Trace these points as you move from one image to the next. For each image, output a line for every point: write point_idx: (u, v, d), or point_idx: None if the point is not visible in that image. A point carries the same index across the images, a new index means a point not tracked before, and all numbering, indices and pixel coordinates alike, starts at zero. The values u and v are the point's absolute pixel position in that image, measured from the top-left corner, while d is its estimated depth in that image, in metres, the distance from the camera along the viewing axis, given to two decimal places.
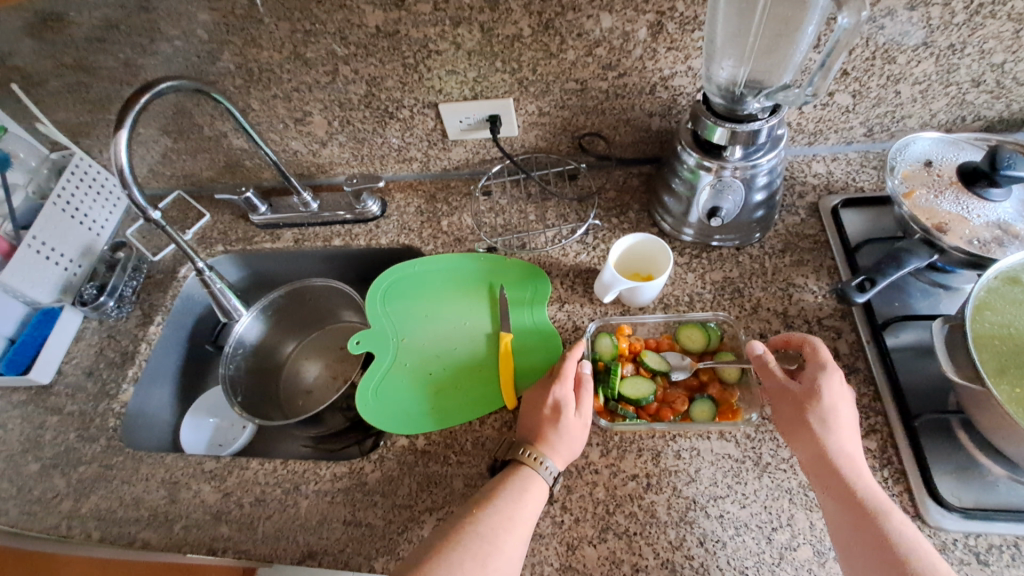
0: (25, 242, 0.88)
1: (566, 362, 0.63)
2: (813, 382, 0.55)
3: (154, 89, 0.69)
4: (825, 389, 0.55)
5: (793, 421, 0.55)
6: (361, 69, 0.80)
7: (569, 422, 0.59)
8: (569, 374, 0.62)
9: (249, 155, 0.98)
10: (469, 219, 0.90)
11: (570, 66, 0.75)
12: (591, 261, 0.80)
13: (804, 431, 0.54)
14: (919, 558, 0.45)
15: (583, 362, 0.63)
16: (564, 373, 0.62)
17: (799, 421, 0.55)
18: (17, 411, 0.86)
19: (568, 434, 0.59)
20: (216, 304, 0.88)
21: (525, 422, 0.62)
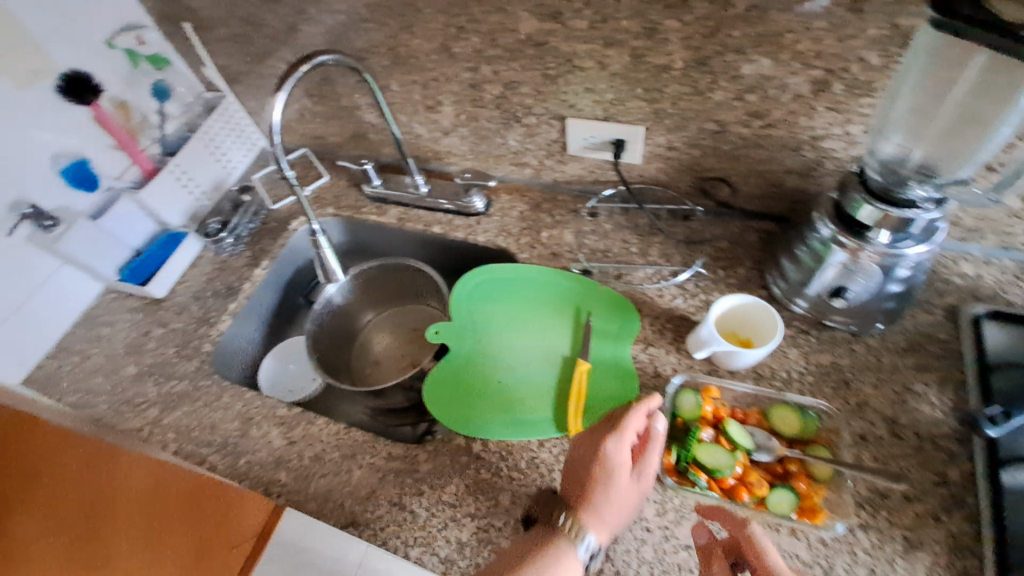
0: (169, 168, 0.97)
1: (625, 418, 0.57)
2: None
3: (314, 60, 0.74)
4: None
5: None
6: (502, 71, 0.81)
7: (618, 486, 0.56)
8: (625, 434, 0.56)
9: (375, 130, 1.03)
10: (570, 236, 0.89)
11: (714, 107, 0.73)
12: (686, 308, 0.77)
13: None
14: None
15: (653, 423, 0.58)
16: (620, 432, 0.56)
17: None
18: (128, 315, 0.95)
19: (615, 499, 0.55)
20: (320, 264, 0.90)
21: (575, 479, 0.58)
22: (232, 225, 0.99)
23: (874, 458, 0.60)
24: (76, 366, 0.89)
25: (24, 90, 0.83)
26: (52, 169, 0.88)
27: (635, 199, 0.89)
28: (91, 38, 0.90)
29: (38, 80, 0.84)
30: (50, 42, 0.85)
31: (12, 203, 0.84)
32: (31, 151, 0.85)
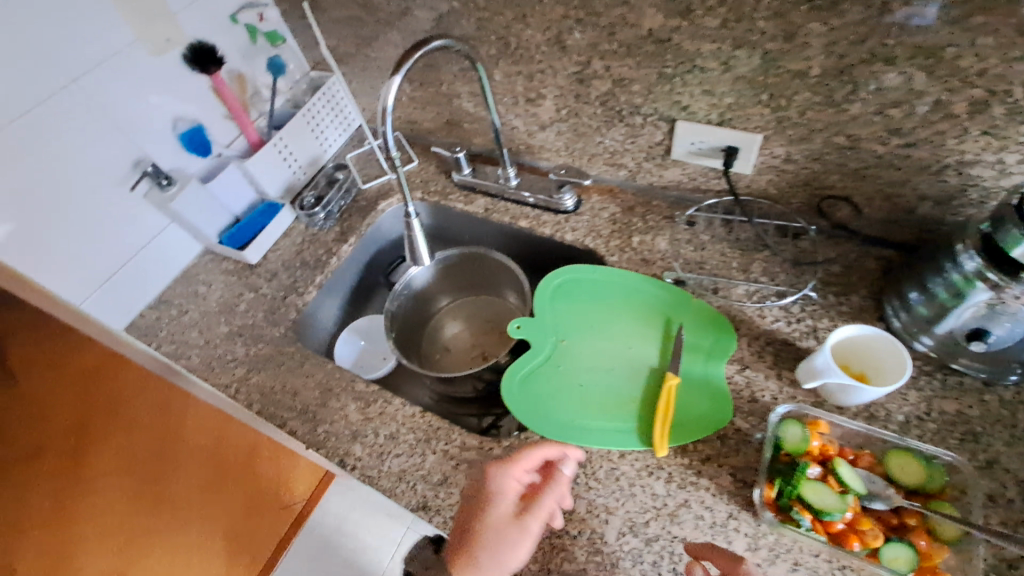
0: (273, 141, 1.01)
1: (506, 458, 0.64)
2: None
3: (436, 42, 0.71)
4: None
5: None
6: (614, 67, 0.78)
7: (498, 526, 0.60)
8: (511, 467, 0.63)
9: (471, 119, 1.03)
10: (663, 243, 0.86)
11: (848, 120, 0.67)
12: (790, 333, 0.73)
13: None
14: None
15: (561, 469, 0.63)
16: (505, 465, 0.63)
17: None
18: (222, 276, 0.99)
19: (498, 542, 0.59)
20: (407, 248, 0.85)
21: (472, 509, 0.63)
22: (325, 201, 1.01)
23: (1003, 523, 0.54)
24: (174, 319, 0.94)
25: (156, 57, 0.87)
26: (172, 133, 0.92)
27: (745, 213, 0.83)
28: (219, 12, 0.94)
29: (170, 49, 0.88)
30: (185, 14, 0.89)
31: (134, 161, 0.89)
32: (155, 114, 0.90)
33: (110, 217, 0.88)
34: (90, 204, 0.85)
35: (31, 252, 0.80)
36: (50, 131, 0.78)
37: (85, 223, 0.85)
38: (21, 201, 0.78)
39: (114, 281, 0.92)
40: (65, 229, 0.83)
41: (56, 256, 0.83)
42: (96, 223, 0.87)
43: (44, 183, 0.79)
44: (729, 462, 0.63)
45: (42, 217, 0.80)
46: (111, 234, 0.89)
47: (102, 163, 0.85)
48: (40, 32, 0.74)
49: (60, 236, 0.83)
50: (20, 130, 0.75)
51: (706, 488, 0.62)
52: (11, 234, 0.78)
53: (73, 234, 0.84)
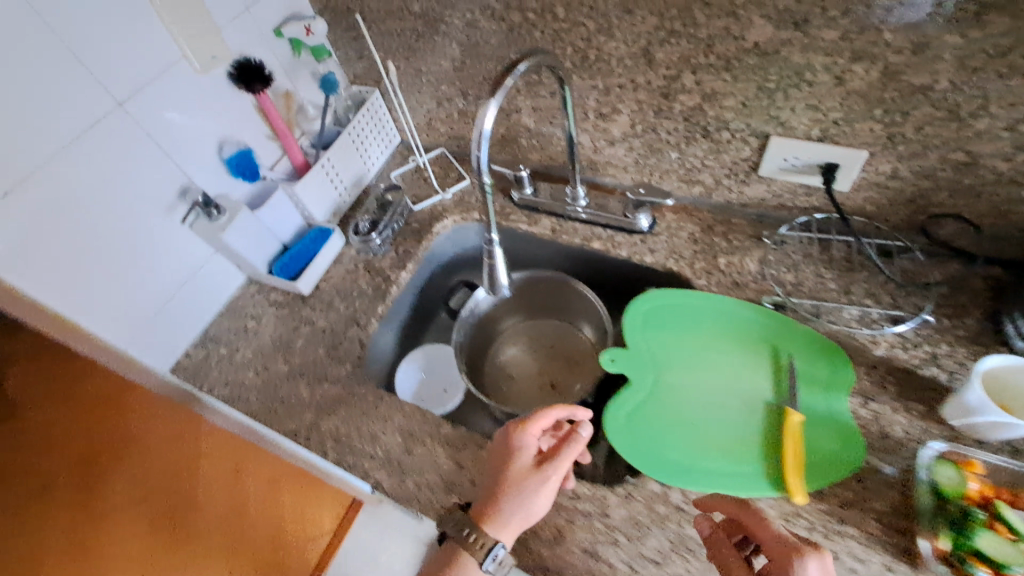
0: (321, 162, 0.94)
1: (523, 420, 0.64)
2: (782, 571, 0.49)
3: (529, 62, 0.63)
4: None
5: None
6: (705, 81, 0.73)
7: (520, 479, 0.61)
8: (529, 428, 0.63)
9: (529, 134, 0.97)
10: (752, 264, 0.82)
11: (971, 136, 0.64)
12: (909, 360, 0.70)
13: None
14: None
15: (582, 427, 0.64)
16: (524, 426, 0.64)
17: None
18: (273, 310, 0.93)
19: (521, 491, 0.60)
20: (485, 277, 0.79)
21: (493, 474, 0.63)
22: (382, 227, 0.95)
23: None
24: (226, 358, 0.88)
25: (202, 76, 0.80)
26: (217, 157, 0.85)
27: (854, 233, 0.79)
28: (264, 25, 0.86)
29: (216, 67, 0.80)
30: (231, 28, 0.81)
31: (179, 190, 0.81)
32: (201, 139, 0.82)
33: (154, 252, 0.81)
34: (133, 240, 0.78)
35: (73, 297, 0.73)
36: (94, 163, 0.70)
37: (128, 261, 0.78)
38: (63, 242, 0.70)
39: (155, 320, 0.84)
40: (108, 269, 0.76)
41: (99, 299, 0.76)
42: (139, 259, 0.79)
43: (87, 220, 0.72)
44: (872, 507, 0.61)
45: (84, 258, 0.73)
46: (153, 270, 0.81)
47: (147, 195, 0.77)
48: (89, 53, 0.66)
49: (104, 276, 0.75)
50: (64, 164, 0.67)
51: (853, 537, 0.59)
52: (53, 279, 0.70)
53: (116, 273, 0.77)
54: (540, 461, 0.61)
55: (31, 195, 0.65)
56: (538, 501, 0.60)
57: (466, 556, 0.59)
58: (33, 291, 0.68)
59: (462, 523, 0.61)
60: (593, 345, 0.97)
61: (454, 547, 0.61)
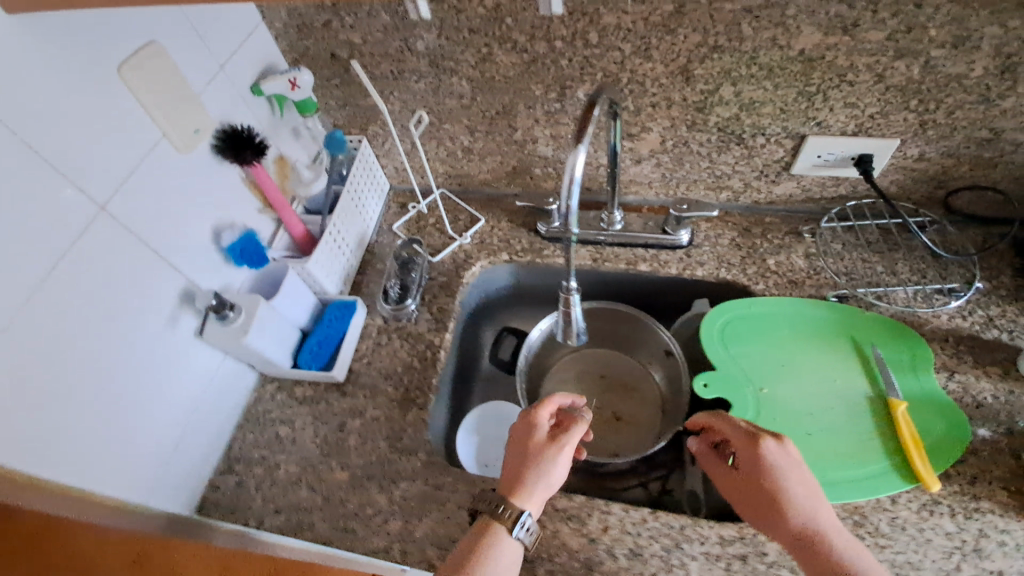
0: (329, 231, 0.83)
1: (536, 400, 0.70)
2: (754, 460, 0.62)
3: (604, 99, 0.59)
4: (771, 461, 0.61)
5: (750, 496, 0.62)
6: (745, 92, 0.73)
7: (539, 453, 0.65)
8: (542, 407, 0.69)
9: (545, 163, 0.91)
10: (801, 260, 0.84)
11: (997, 115, 0.69)
12: (971, 326, 0.75)
13: (764, 505, 0.61)
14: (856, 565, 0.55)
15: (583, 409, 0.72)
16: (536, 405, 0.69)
17: (761, 501, 0.61)
18: (304, 408, 0.81)
19: (541, 462, 0.65)
20: (560, 327, 0.73)
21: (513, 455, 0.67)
22: (415, 289, 0.87)
23: None
24: (267, 479, 0.76)
25: (185, 153, 0.66)
26: (215, 247, 0.72)
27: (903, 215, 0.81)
28: (241, 83, 0.73)
29: (200, 141, 0.67)
30: (209, 92, 0.68)
31: (181, 295, 0.68)
32: (196, 230, 0.69)
33: (162, 376, 0.67)
34: (138, 368, 0.63)
35: (85, 460, 0.58)
36: (82, 286, 0.56)
37: (135, 395, 0.63)
38: (59, 395, 0.55)
39: (175, 456, 0.70)
40: (115, 412, 0.61)
41: (109, 451, 0.61)
42: (148, 389, 0.65)
43: (84, 359, 0.57)
44: (995, 476, 0.65)
45: (88, 406, 0.58)
46: (164, 397, 0.67)
47: (147, 311, 0.63)
48: (60, 153, 0.52)
49: (112, 423, 0.61)
50: (49, 296, 0.53)
51: (992, 511, 0.63)
52: (54, 443, 0.55)
53: (125, 414, 0.62)
54: (554, 434, 0.67)
55: (13, 346, 0.50)
56: (557, 469, 0.65)
57: (495, 527, 0.61)
58: (30, 467, 0.53)
59: (491, 499, 0.63)
60: (642, 365, 0.94)
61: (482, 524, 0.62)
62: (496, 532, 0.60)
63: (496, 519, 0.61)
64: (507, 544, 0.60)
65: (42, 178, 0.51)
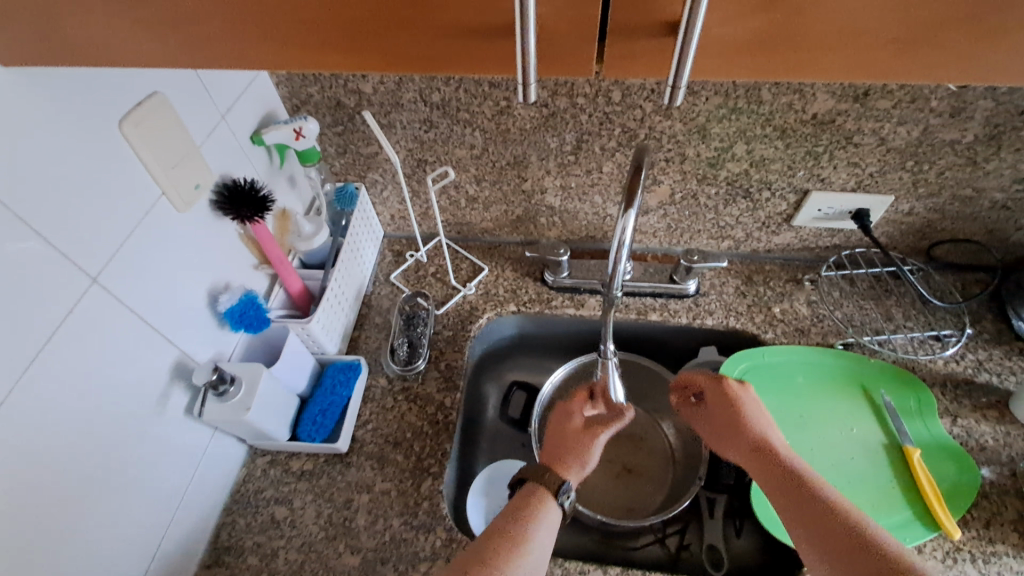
0: (331, 287, 0.77)
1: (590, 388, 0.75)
2: (718, 392, 0.70)
3: (649, 160, 0.60)
4: (733, 391, 0.69)
5: (721, 428, 0.68)
6: (757, 150, 0.75)
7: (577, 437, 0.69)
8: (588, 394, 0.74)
9: (551, 213, 0.89)
10: (804, 308, 0.87)
11: (980, 175, 0.75)
12: (965, 370, 0.79)
13: (732, 432, 0.67)
14: (807, 470, 0.59)
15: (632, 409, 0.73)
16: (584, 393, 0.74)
17: (729, 429, 0.67)
18: (302, 484, 0.72)
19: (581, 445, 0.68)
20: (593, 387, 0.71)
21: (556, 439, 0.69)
22: (424, 346, 0.82)
23: None
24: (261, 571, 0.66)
25: (184, 212, 0.60)
26: (211, 311, 0.65)
27: (897, 261, 0.84)
28: (241, 133, 0.69)
29: (200, 197, 0.62)
30: (209, 143, 0.63)
31: (173, 368, 0.60)
32: (190, 293, 0.62)
33: (142, 459, 0.58)
34: (105, 451, 0.53)
35: (56, 562, 0.50)
36: (60, 362, 0.48)
37: (97, 484, 0.53)
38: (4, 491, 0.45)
39: (160, 549, 0.61)
40: (75, 505, 0.51)
41: (87, 549, 0.53)
42: (113, 477, 0.55)
43: (39, 445, 0.47)
44: (1007, 519, 0.67)
45: (66, 498, 0.50)
46: (149, 482, 0.59)
47: (127, 385, 0.55)
48: (28, 204, 0.45)
49: (62, 522, 0.50)
50: (20, 376, 0.45)
51: (1010, 554, 0.65)
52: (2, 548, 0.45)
53: (81, 510, 0.52)
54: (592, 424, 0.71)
55: None
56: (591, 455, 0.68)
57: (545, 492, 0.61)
58: None
59: (534, 471, 0.64)
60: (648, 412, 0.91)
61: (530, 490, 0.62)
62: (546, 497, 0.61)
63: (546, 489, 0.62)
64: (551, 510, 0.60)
65: (6, 231, 0.43)
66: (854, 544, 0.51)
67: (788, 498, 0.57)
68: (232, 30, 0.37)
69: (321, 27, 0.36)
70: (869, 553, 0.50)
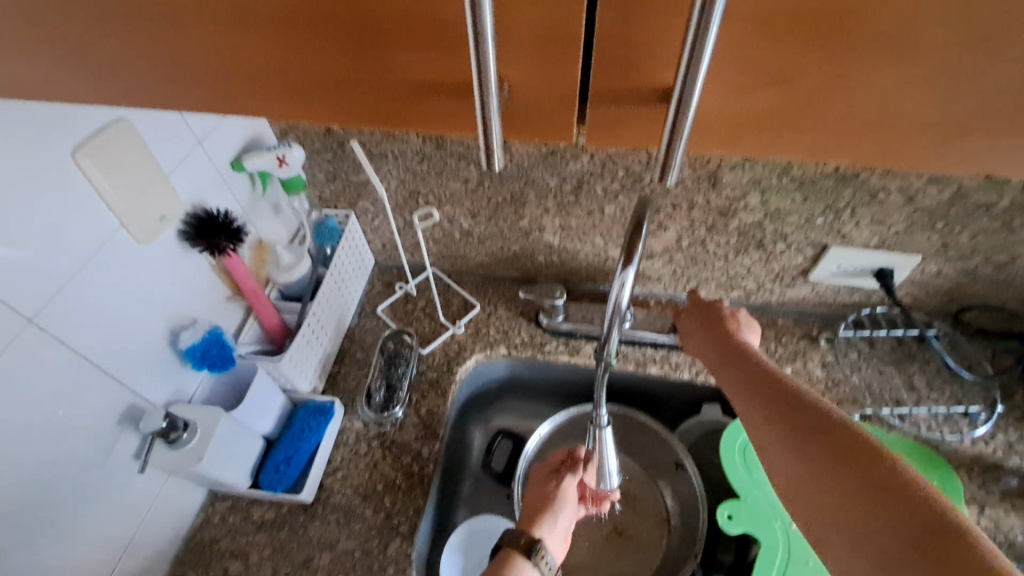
0: (307, 322, 0.72)
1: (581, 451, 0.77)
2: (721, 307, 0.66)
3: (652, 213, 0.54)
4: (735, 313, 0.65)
5: (711, 329, 0.63)
6: (772, 201, 0.69)
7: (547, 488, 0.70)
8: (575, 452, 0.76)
9: (549, 252, 0.84)
10: (818, 370, 0.80)
11: (1018, 242, 0.68)
12: (995, 452, 0.72)
13: (720, 335, 0.62)
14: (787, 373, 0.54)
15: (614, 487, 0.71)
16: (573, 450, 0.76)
17: (718, 333, 0.62)
18: (261, 536, 0.67)
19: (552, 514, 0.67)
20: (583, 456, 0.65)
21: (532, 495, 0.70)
22: (404, 389, 0.77)
23: None
24: None
25: (142, 246, 0.56)
26: (170, 349, 0.60)
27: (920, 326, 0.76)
28: (219, 159, 0.65)
29: (164, 229, 0.58)
30: (179, 171, 0.60)
31: (123, 411, 0.56)
32: (147, 330, 0.57)
33: (85, 511, 0.53)
34: (36, 503, 0.49)
35: None
36: None
37: (27, 539, 0.48)
38: None
39: None
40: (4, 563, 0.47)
41: None
42: (44, 534, 0.50)
43: None
44: None
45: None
46: (91, 535, 0.54)
47: (69, 430, 0.51)
48: None
49: None
50: None
51: None
52: None
53: (2, 570, 0.46)
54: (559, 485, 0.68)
55: None
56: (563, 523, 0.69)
57: (518, 552, 0.61)
58: None
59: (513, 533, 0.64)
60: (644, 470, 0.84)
61: (505, 557, 0.61)
62: (519, 557, 0.61)
63: (523, 551, 0.61)
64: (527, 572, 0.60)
65: None
66: (825, 436, 0.44)
67: (760, 389, 0.50)
68: (180, 64, 0.33)
69: (282, 76, 0.32)
70: (830, 425, 0.44)
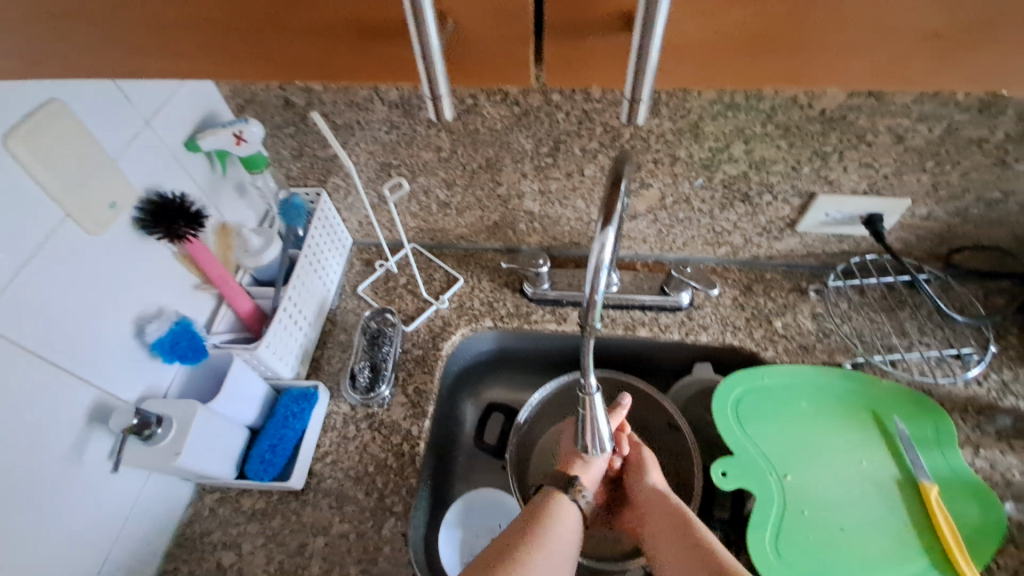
0: (283, 306, 0.69)
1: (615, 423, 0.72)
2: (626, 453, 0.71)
3: (631, 168, 0.51)
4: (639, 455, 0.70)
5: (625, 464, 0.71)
6: (756, 150, 0.66)
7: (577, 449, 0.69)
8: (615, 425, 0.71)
9: (530, 219, 0.81)
10: (808, 322, 0.79)
11: (1010, 177, 0.66)
12: (989, 393, 0.71)
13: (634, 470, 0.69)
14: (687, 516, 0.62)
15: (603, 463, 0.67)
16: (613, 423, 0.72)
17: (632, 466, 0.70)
18: (253, 525, 0.66)
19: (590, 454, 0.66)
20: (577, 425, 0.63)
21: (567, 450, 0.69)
22: (389, 369, 0.75)
23: None
24: None
25: (94, 236, 0.52)
26: (138, 342, 0.58)
27: (911, 270, 0.75)
28: (172, 139, 0.61)
29: (117, 217, 0.54)
30: (127, 154, 0.56)
31: (90, 408, 0.53)
32: (109, 324, 0.55)
33: (63, 510, 0.51)
34: (5, 509, 0.47)
35: None
36: None
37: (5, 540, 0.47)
38: None
39: None
40: None
41: None
42: (19, 537, 0.48)
43: None
44: None
45: None
46: (71, 533, 0.52)
47: (36, 429, 0.48)
48: None
49: None
50: None
51: None
52: None
53: None
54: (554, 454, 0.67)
55: None
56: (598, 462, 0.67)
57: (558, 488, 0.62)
58: None
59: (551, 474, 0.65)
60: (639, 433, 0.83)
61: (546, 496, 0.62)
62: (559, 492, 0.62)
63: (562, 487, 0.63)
64: (565, 507, 0.61)
65: None
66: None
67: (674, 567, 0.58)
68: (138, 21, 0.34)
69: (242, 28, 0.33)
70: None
